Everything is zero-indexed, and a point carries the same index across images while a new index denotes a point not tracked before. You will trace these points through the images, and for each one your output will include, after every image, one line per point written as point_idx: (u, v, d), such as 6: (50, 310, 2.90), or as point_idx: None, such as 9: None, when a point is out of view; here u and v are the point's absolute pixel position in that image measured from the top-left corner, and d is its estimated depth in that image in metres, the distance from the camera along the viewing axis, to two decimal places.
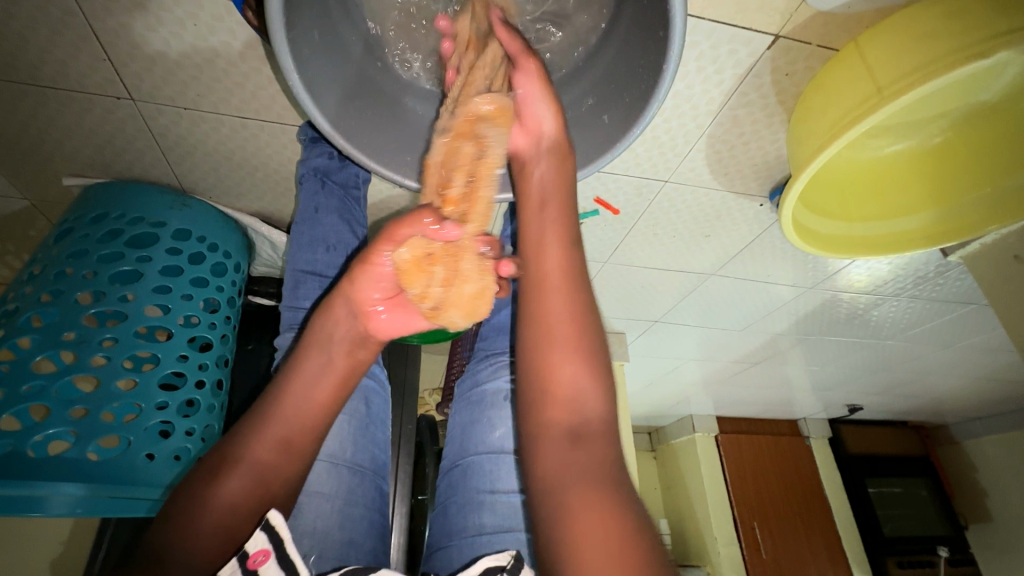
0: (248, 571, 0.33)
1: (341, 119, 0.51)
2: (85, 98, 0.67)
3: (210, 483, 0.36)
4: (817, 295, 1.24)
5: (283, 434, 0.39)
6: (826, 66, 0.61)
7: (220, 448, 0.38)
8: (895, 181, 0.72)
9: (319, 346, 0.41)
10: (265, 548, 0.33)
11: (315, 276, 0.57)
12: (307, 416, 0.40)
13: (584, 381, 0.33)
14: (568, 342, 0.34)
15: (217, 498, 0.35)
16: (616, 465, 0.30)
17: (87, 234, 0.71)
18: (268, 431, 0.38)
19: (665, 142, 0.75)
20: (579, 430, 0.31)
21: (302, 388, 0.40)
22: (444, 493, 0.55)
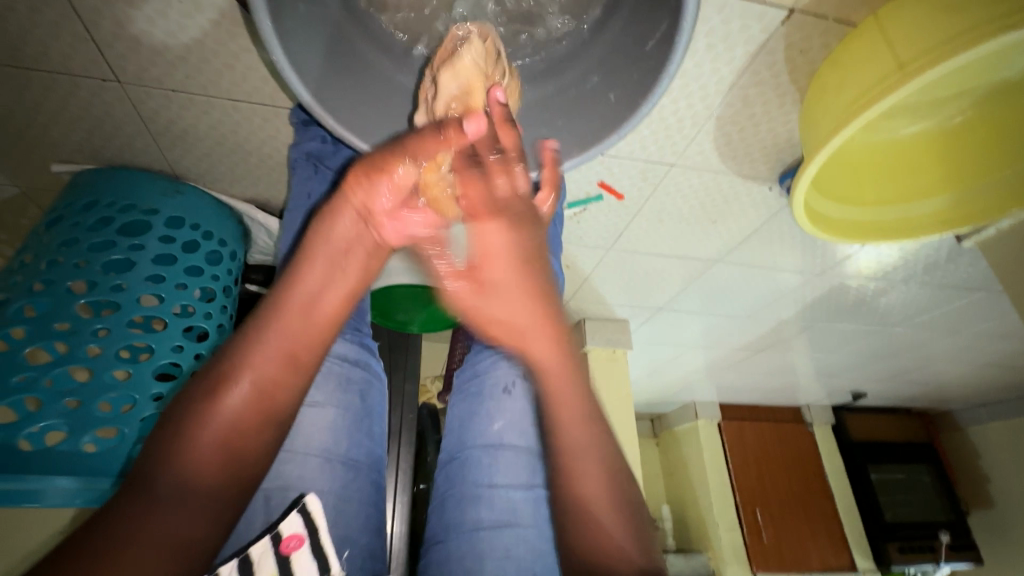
0: (281, 554, 0.39)
1: (331, 100, 0.48)
2: (70, 81, 0.64)
3: (205, 404, 0.33)
4: (824, 282, 1.22)
5: (288, 346, 0.35)
6: (842, 42, 0.58)
7: (209, 367, 0.34)
8: (911, 166, 0.69)
9: (339, 251, 0.39)
10: (299, 535, 0.40)
11: None
12: (314, 326, 0.37)
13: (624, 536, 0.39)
14: (602, 509, 0.40)
15: (214, 418, 0.32)
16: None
17: (78, 221, 0.70)
18: (276, 341, 0.35)
19: (672, 124, 0.72)
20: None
21: (307, 296, 0.37)
22: (442, 487, 0.53)
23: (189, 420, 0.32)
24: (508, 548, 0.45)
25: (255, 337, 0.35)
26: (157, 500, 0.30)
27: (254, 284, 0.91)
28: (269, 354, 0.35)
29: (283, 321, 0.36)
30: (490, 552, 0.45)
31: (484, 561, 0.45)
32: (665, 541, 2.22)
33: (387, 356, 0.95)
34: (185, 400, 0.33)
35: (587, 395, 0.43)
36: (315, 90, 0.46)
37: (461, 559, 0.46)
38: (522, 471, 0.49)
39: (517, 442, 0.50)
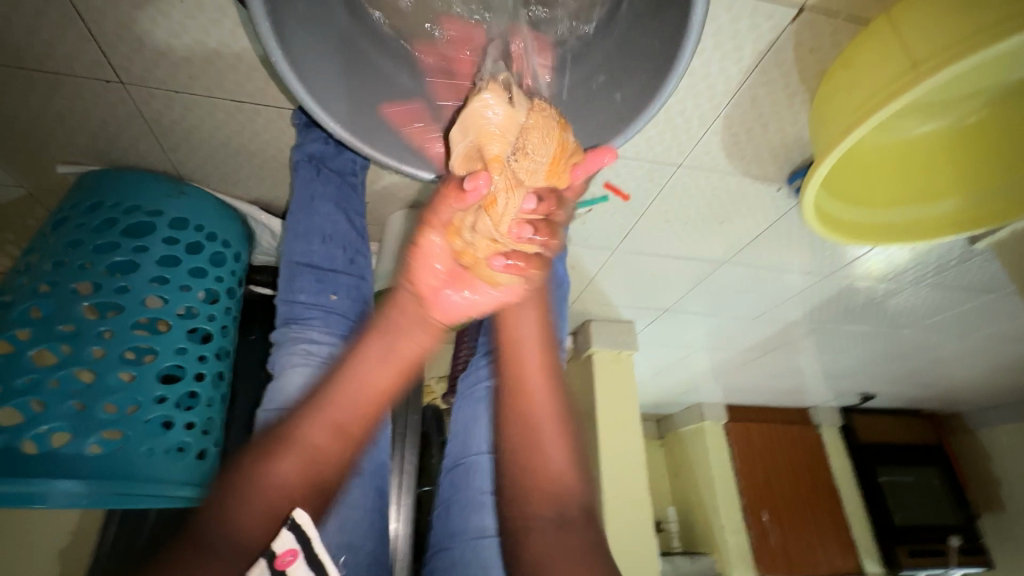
0: (276, 569, 0.38)
1: (331, 101, 0.48)
2: (74, 82, 0.64)
3: (265, 465, 0.40)
4: (833, 283, 1.20)
5: (338, 419, 0.42)
6: (854, 40, 0.57)
7: (274, 431, 0.42)
8: (924, 166, 0.68)
9: (394, 337, 0.45)
10: (294, 549, 0.39)
11: (309, 268, 0.56)
12: (361, 406, 0.43)
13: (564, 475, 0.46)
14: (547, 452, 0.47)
15: (270, 479, 0.40)
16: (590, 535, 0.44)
17: (82, 223, 0.70)
18: (329, 411, 0.42)
19: (679, 124, 0.71)
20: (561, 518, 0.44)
21: (360, 377, 0.43)
22: (446, 492, 0.53)
23: (254, 471, 0.40)
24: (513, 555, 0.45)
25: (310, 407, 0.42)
26: (217, 531, 0.38)
27: (259, 285, 0.91)
28: (317, 422, 0.42)
29: (336, 395, 0.42)
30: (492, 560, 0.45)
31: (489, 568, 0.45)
32: (670, 543, 2.20)
33: None
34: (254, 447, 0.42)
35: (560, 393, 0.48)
36: (317, 96, 0.47)
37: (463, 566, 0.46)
38: None
39: None
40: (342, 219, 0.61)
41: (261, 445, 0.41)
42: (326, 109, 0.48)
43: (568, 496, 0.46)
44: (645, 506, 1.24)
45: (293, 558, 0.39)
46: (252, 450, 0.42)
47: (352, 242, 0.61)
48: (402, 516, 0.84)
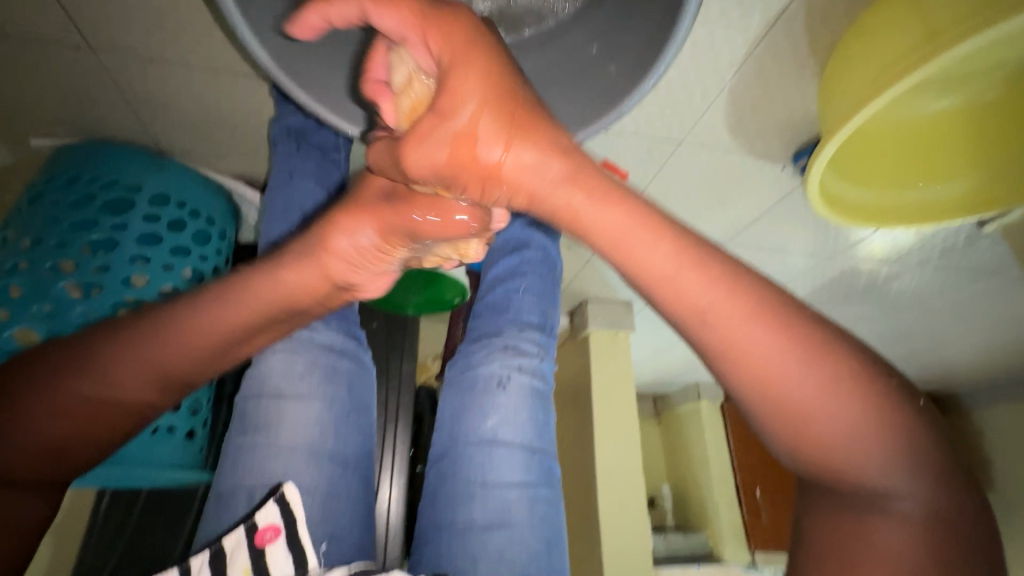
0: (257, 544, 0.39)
1: (297, 69, 0.45)
2: (41, 48, 0.61)
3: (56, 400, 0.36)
4: (834, 265, 1.18)
5: (163, 369, 0.38)
6: (870, 9, 0.53)
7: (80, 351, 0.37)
8: (936, 147, 0.65)
9: (248, 311, 0.39)
10: (275, 526, 0.39)
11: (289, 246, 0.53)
12: (208, 361, 0.39)
13: (849, 432, 0.29)
14: (813, 406, 0.29)
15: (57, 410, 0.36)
16: (937, 540, 0.28)
17: (58, 199, 0.67)
18: (137, 368, 0.37)
19: (680, 99, 0.68)
20: (862, 502, 0.29)
21: (213, 331, 0.38)
22: (432, 483, 0.51)
23: (42, 395, 0.36)
24: (501, 550, 0.44)
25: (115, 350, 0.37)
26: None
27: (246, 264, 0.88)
28: (131, 371, 0.37)
29: (148, 350, 0.37)
30: (485, 552, 0.44)
31: (476, 561, 0.44)
32: (665, 518, 2.24)
33: (383, 338, 0.93)
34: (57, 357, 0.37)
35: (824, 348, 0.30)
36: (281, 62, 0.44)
37: (453, 560, 0.45)
38: (515, 469, 0.48)
39: (511, 439, 0.49)
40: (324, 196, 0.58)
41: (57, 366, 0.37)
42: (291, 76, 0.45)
43: (893, 476, 0.29)
44: (639, 486, 1.24)
45: (274, 536, 0.39)
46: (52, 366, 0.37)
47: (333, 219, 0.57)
48: (395, 497, 0.84)
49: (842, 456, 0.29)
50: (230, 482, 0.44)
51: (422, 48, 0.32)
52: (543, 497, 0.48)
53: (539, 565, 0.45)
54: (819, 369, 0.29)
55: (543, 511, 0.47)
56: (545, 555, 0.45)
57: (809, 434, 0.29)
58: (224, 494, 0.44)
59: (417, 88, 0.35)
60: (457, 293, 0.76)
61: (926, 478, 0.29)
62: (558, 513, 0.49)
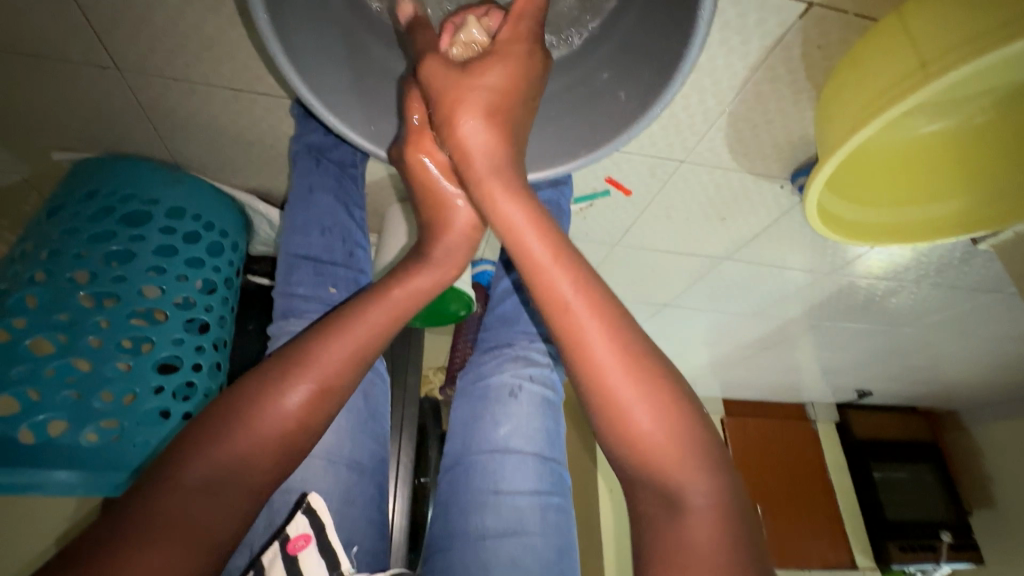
0: (290, 554, 0.39)
1: (323, 91, 0.48)
2: (69, 68, 0.64)
3: (269, 394, 0.35)
4: (833, 282, 1.20)
5: (357, 350, 0.39)
6: (864, 37, 0.56)
7: (275, 359, 0.37)
8: (932, 167, 0.67)
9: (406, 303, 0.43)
10: (306, 534, 0.40)
11: (309, 260, 0.55)
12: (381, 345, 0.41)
13: (656, 425, 0.30)
14: (627, 395, 0.31)
15: (272, 411, 0.34)
16: (734, 537, 0.28)
17: (77, 212, 0.69)
18: (337, 359, 0.38)
19: (683, 120, 0.70)
20: (673, 498, 0.29)
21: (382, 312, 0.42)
22: (445, 492, 0.52)
23: (252, 409, 0.34)
24: (515, 558, 0.45)
25: (314, 348, 0.37)
26: (187, 486, 0.30)
27: (256, 276, 0.90)
28: (343, 350, 0.38)
29: (352, 332, 0.39)
30: (497, 559, 0.45)
31: (490, 570, 0.44)
32: None
33: (390, 350, 0.94)
34: (250, 382, 0.35)
35: (626, 335, 0.33)
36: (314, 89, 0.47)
37: (465, 568, 0.45)
38: (528, 478, 0.49)
39: (524, 448, 0.50)
40: (341, 212, 0.61)
41: (252, 378, 0.36)
42: (319, 98, 0.47)
43: (693, 475, 0.29)
44: None
45: (306, 544, 0.39)
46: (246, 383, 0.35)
47: (350, 236, 0.60)
48: (399, 508, 0.84)
49: (660, 461, 0.30)
50: None
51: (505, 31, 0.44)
52: (554, 505, 0.49)
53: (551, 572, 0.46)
54: (626, 357, 0.32)
55: (555, 519, 0.49)
56: (557, 563, 0.47)
57: (630, 430, 0.31)
58: None
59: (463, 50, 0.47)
60: (463, 306, 0.77)
61: (728, 479, 0.30)
62: (568, 521, 0.50)
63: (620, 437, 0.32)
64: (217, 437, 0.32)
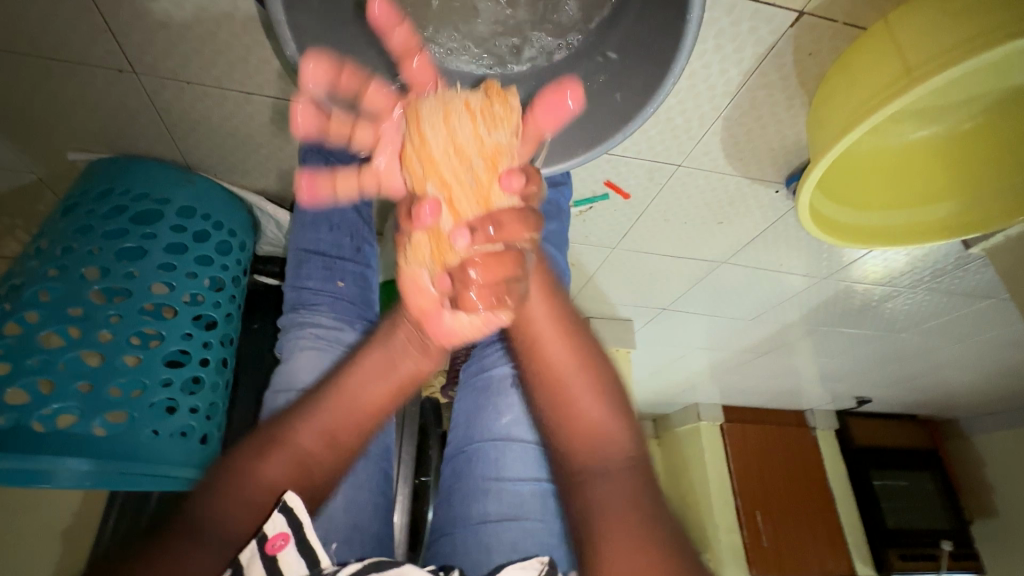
0: (268, 554, 0.34)
1: None
2: (87, 71, 0.66)
3: (256, 462, 0.38)
4: (830, 286, 1.22)
5: (329, 426, 0.39)
6: (852, 46, 0.58)
7: (268, 430, 0.40)
8: (925, 170, 0.69)
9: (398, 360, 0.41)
10: (283, 533, 0.34)
11: (316, 255, 0.59)
12: (358, 415, 0.40)
13: (604, 412, 0.39)
14: (579, 379, 0.40)
15: (258, 479, 0.37)
16: (646, 495, 0.36)
17: (92, 209, 0.71)
18: (310, 436, 0.39)
19: (680, 124, 0.72)
20: (603, 470, 0.37)
21: (361, 379, 0.40)
22: (448, 480, 0.54)
23: (241, 471, 0.37)
24: (515, 542, 0.46)
25: (298, 416, 0.40)
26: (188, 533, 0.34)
27: (262, 275, 0.92)
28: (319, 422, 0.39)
29: (333, 404, 0.40)
30: (500, 541, 0.46)
31: (492, 552, 0.46)
32: None
33: None
34: (245, 448, 0.39)
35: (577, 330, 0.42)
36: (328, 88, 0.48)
37: (468, 552, 0.47)
38: (530, 466, 0.50)
39: (525, 436, 0.52)
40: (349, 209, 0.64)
41: (250, 444, 0.39)
42: None
43: (618, 450, 0.38)
44: None
45: (284, 544, 0.34)
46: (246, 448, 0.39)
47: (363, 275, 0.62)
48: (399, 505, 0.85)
49: (603, 442, 0.38)
50: None
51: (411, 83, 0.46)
52: None
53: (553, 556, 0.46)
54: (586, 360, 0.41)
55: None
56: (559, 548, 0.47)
57: (585, 419, 0.39)
58: None
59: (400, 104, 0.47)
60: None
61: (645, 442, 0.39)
62: None
63: (571, 427, 0.40)
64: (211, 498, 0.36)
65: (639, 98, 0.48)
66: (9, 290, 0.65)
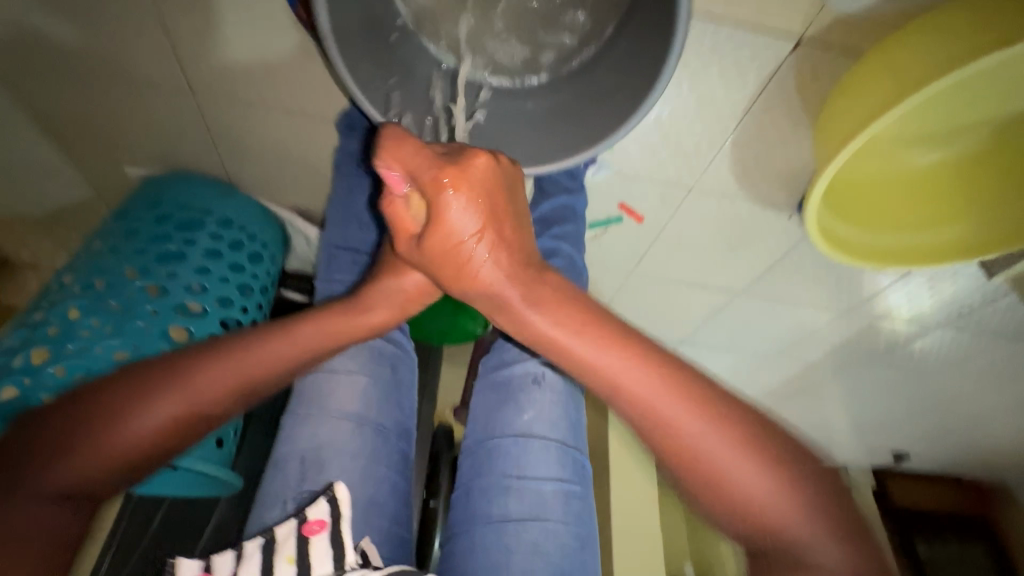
0: (303, 533, 0.45)
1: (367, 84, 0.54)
2: (153, 91, 0.74)
3: (141, 406, 0.41)
4: (853, 322, 1.19)
5: (244, 380, 0.45)
6: (852, 68, 0.61)
7: (150, 374, 0.43)
8: (955, 192, 0.70)
9: (321, 339, 0.50)
10: (321, 521, 0.45)
11: (346, 251, 0.64)
12: (274, 373, 0.47)
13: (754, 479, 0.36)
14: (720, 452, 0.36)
15: (138, 424, 0.41)
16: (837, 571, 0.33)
17: (140, 217, 0.77)
18: (220, 382, 0.44)
19: (689, 146, 0.76)
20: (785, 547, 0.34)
21: (307, 334, 0.50)
22: (465, 477, 0.54)
23: (123, 407, 0.41)
24: (536, 543, 0.46)
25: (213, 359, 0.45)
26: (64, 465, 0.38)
27: (288, 290, 0.96)
28: (223, 382, 0.44)
29: (246, 357, 0.46)
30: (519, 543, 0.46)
31: (513, 553, 0.46)
32: None
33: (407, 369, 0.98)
34: (127, 384, 0.42)
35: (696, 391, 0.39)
36: (367, 92, 0.54)
37: (486, 552, 0.47)
38: (552, 465, 0.51)
39: (547, 435, 0.53)
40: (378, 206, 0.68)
41: (130, 385, 0.42)
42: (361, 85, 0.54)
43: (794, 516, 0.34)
44: None
45: (319, 530, 0.45)
46: (120, 388, 0.42)
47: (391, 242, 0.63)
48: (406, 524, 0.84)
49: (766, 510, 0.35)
50: (286, 447, 0.53)
51: (386, 166, 0.43)
52: (576, 494, 0.51)
53: (572, 559, 0.47)
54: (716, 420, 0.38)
55: (577, 508, 0.50)
56: (578, 551, 0.48)
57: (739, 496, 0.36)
58: (279, 460, 0.52)
59: (389, 169, 0.43)
60: (482, 324, 0.94)
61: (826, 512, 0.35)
62: (588, 509, 0.51)
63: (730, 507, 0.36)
64: (91, 427, 0.40)
65: (640, 96, 0.50)
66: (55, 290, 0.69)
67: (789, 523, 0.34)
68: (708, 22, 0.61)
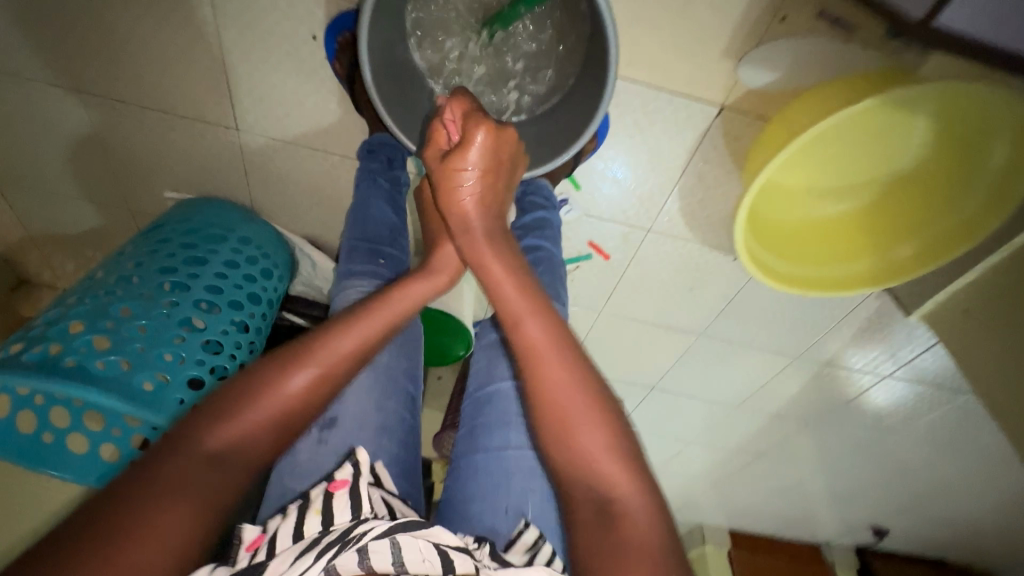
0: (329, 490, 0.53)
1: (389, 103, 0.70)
2: (202, 128, 0.90)
3: (285, 377, 0.57)
4: (806, 368, 1.30)
5: (359, 342, 0.62)
6: (763, 130, 0.77)
7: (287, 355, 0.59)
8: (858, 231, 0.85)
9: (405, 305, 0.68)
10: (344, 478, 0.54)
11: (364, 242, 0.77)
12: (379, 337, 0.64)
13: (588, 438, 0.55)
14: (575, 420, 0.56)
15: (287, 389, 0.57)
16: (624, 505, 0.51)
17: (174, 228, 0.90)
18: (341, 348, 0.61)
19: (644, 191, 0.92)
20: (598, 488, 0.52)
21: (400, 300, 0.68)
22: (469, 417, 0.70)
23: (272, 379, 0.57)
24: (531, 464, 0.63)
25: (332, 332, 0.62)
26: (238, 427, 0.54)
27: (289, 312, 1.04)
28: (340, 348, 0.61)
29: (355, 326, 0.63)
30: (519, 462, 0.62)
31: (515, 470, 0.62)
32: None
33: None
34: (271, 365, 0.58)
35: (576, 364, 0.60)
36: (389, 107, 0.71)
37: (493, 472, 0.62)
38: None
39: None
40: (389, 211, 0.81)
41: (275, 364, 0.58)
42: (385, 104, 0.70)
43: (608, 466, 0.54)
44: None
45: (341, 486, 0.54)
46: (269, 367, 0.58)
47: (398, 229, 0.82)
48: None
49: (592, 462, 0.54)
50: None
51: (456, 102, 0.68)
52: None
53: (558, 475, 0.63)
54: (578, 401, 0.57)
55: None
56: None
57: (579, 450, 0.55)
58: None
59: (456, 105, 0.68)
60: (466, 347, 1.03)
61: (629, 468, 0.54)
62: None
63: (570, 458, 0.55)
64: (251, 399, 0.55)
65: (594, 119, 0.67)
66: (63, 310, 0.76)
67: (606, 473, 0.53)
68: (654, 90, 0.79)
